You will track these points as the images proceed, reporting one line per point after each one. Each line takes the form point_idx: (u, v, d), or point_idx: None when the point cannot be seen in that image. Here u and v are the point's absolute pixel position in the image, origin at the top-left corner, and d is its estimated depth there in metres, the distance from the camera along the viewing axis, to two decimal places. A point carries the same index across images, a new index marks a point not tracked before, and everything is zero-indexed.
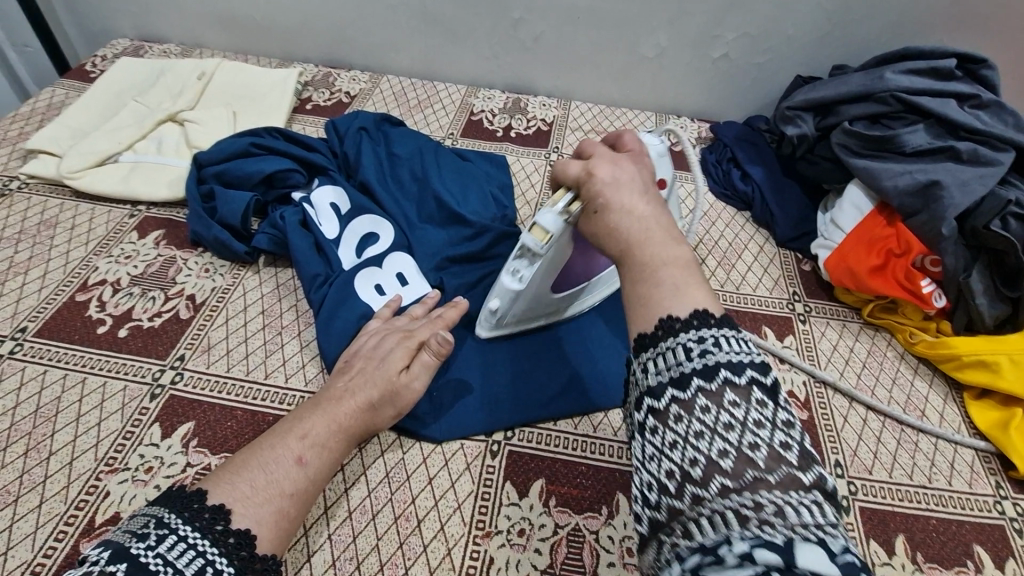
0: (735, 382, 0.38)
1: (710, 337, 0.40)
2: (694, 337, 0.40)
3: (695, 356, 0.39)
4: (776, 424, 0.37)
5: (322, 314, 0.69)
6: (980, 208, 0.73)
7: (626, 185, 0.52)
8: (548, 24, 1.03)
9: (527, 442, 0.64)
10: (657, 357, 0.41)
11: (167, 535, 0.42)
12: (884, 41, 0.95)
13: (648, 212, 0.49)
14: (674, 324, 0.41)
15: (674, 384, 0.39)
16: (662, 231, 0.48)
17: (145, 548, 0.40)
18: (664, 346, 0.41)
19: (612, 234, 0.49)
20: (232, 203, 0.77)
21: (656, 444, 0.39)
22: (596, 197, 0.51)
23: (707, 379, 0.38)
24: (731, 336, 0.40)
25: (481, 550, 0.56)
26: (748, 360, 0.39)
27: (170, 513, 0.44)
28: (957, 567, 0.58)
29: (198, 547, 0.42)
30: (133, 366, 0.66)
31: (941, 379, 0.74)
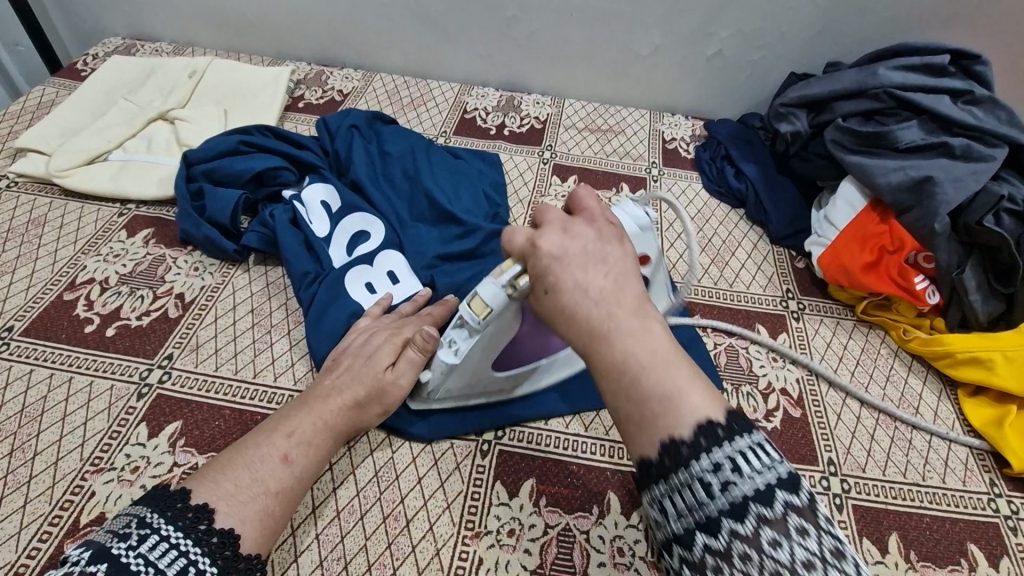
0: (769, 516, 0.34)
1: (726, 461, 0.36)
2: (708, 468, 0.36)
3: (718, 493, 0.35)
4: (824, 556, 0.33)
5: (311, 313, 0.69)
6: (973, 204, 0.72)
7: (577, 257, 0.44)
8: (542, 21, 1.03)
9: (517, 441, 0.63)
10: (674, 495, 0.37)
11: (149, 535, 0.41)
12: (879, 38, 0.95)
13: (603, 293, 0.42)
14: (680, 450, 0.37)
15: (702, 530, 0.35)
16: (622, 319, 0.41)
17: (126, 548, 0.40)
18: (678, 481, 0.37)
19: (570, 318, 0.43)
20: (222, 201, 0.76)
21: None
22: (544, 274, 0.45)
23: (739, 521, 0.34)
24: (747, 453, 0.36)
25: (470, 550, 0.55)
26: (774, 480, 0.35)
27: (153, 513, 0.43)
28: (950, 565, 0.58)
29: (181, 547, 0.41)
30: (121, 365, 0.65)
31: (935, 376, 0.73)
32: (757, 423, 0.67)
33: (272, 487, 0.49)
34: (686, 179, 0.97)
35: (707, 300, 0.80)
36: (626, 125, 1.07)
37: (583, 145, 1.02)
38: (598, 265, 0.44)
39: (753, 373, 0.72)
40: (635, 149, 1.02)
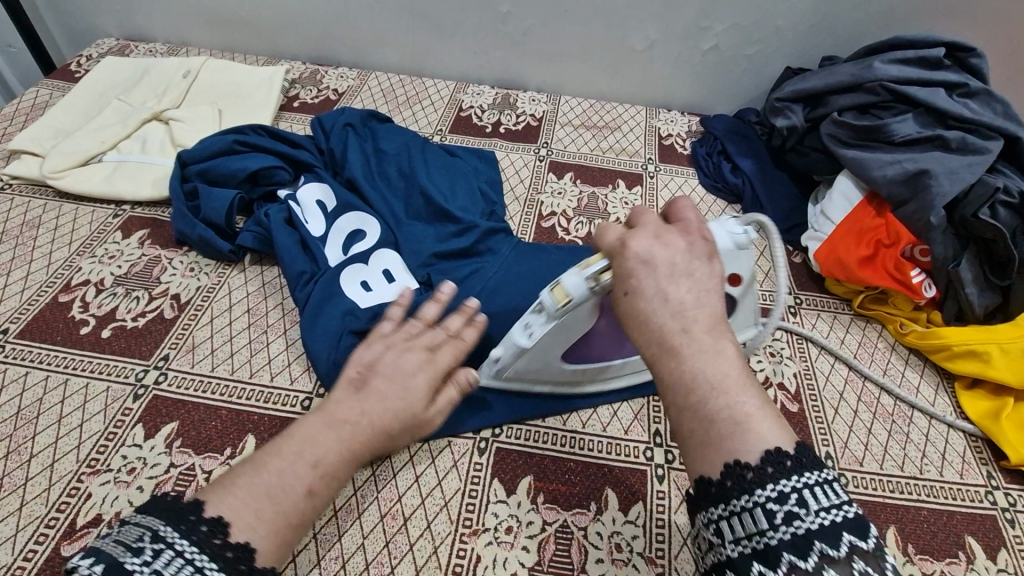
0: (834, 555, 0.34)
1: (791, 493, 0.36)
2: (773, 497, 0.36)
3: (781, 524, 0.35)
4: None
5: (307, 312, 0.69)
6: (968, 196, 0.72)
7: (665, 265, 0.45)
8: (536, 18, 1.02)
9: (515, 439, 0.63)
10: (732, 519, 0.37)
11: (162, 552, 0.39)
12: (873, 32, 0.95)
13: (686, 307, 0.43)
14: (744, 473, 0.37)
15: (761, 559, 0.35)
16: (699, 333, 0.42)
17: (140, 564, 0.37)
18: (738, 506, 0.37)
19: (643, 325, 0.44)
20: (216, 201, 0.76)
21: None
22: (627, 277, 0.46)
23: (801, 556, 0.34)
24: (816, 489, 0.36)
25: (467, 548, 0.55)
26: (840, 519, 0.35)
27: (166, 528, 0.40)
28: (948, 558, 0.58)
29: (197, 563, 0.39)
30: (117, 366, 0.65)
31: (932, 369, 0.73)
32: None
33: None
34: (683, 174, 0.97)
35: None
36: (622, 122, 1.07)
37: (579, 142, 1.01)
38: (683, 274, 0.45)
39: (750, 368, 0.72)
40: (631, 146, 1.01)
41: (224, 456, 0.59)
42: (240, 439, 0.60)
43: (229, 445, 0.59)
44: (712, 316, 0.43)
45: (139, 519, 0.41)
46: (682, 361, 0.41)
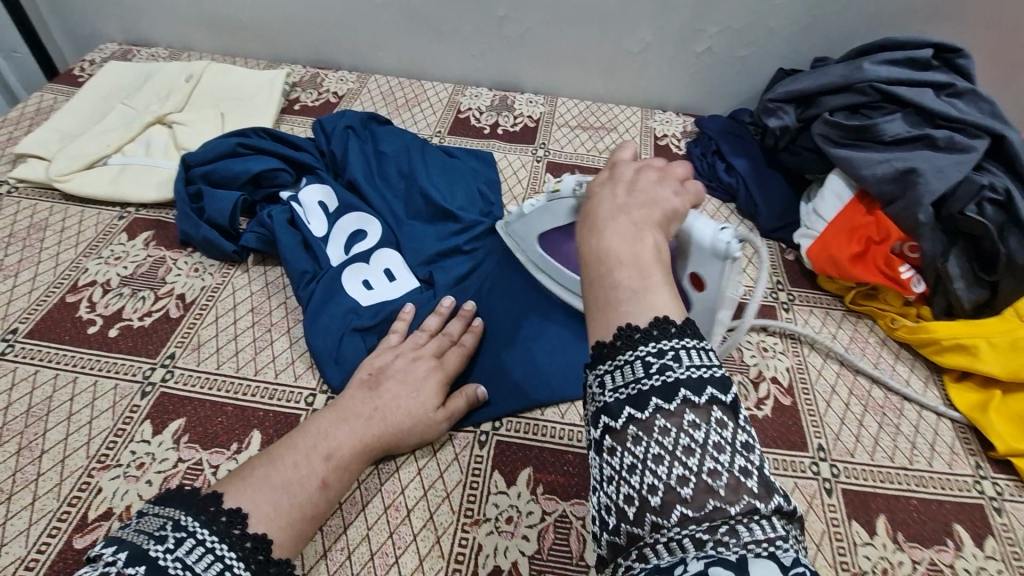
0: (696, 401, 0.36)
1: (670, 349, 0.37)
2: (653, 351, 0.37)
3: (654, 373, 0.37)
4: (736, 448, 0.36)
5: (310, 311, 0.70)
6: (956, 193, 0.74)
7: (627, 182, 0.52)
8: (533, 21, 1.04)
9: (514, 432, 0.65)
10: (614, 371, 0.38)
11: (187, 539, 0.43)
12: (864, 33, 0.96)
13: (629, 209, 0.48)
14: (633, 335, 0.38)
15: (633, 402, 0.37)
16: (627, 225, 0.46)
17: (164, 551, 0.41)
18: (622, 359, 0.38)
19: (585, 216, 0.50)
20: (220, 203, 0.77)
21: (614, 466, 0.36)
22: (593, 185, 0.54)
23: (667, 399, 0.36)
24: (692, 349, 0.38)
25: (469, 537, 0.57)
26: (708, 375, 0.37)
27: (187, 516, 0.44)
28: (937, 545, 0.59)
29: (216, 551, 0.43)
30: (125, 364, 0.66)
31: (922, 363, 0.75)
32: (748, 410, 0.69)
33: (277, 476, 0.51)
34: None
35: None
36: (618, 122, 1.08)
37: (576, 143, 1.03)
38: (638, 189, 0.50)
39: (743, 362, 0.73)
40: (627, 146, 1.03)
41: (230, 450, 0.60)
42: (246, 434, 0.62)
43: (235, 440, 0.61)
44: (651, 221, 0.47)
45: (157, 513, 0.45)
46: (603, 239, 0.45)
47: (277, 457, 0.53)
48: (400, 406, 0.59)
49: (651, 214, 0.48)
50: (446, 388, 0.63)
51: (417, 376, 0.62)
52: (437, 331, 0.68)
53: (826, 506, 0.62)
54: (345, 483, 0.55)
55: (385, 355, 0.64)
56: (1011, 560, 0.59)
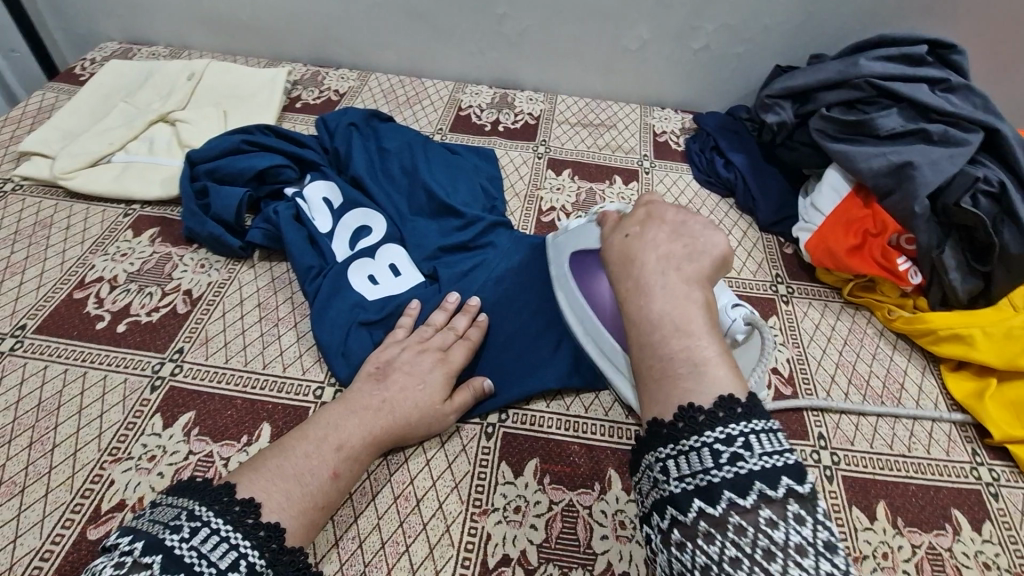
0: (769, 495, 0.39)
1: (737, 438, 0.41)
2: (722, 442, 0.41)
3: (725, 465, 0.40)
4: (816, 547, 0.37)
5: (317, 305, 0.71)
6: (950, 185, 0.75)
7: (667, 236, 0.56)
8: (532, 19, 1.05)
9: (520, 423, 0.66)
10: (685, 461, 0.42)
11: (201, 529, 0.43)
12: (858, 31, 0.98)
13: (673, 271, 0.53)
14: (696, 417, 0.43)
15: (702, 496, 0.40)
16: (677, 288, 0.51)
17: (179, 541, 0.42)
18: (691, 448, 0.42)
19: (632, 272, 0.55)
20: (226, 199, 0.78)
21: (685, 562, 0.40)
22: (633, 234, 0.58)
23: (739, 494, 0.39)
24: (761, 438, 0.41)
25: (478, 527, 0.57)
26: (779, 465, 0.40)
27: (201, 506, 0.45)
28: (935, 530, 0.61)
29: (231, 539, 0.44)
30: (134, 359, 0.67)
31: (919, 353, 0.77)
32: None
33: (289, 466, 0.52)
34: (678, 170, 1.00)
35: None
36: (617, 120, 1.09)
37: (576, 139, 1.04)
38: (686, 242, 0.55)
39: None
40: (627, 143, 1.04)
41: (240, 443, 0.61)
42: (256, 427, 0.62)
43: (246, 433, 0.62)
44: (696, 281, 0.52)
45: (172, 501, 0.46)
46: (655, 302, 0.51)
47: (288, 448, 0.54)
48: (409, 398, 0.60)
49: (698, 270, 0.53)
50: (452, 381, 0.64)
51: (423, 369, 0.62)
52: (443, 326, 0.68)
53: (827, 492, 0.63)
54: (356, 473, 0.56)
55: (392, 349, 0.65)
56: (1007, 544, 0.60)
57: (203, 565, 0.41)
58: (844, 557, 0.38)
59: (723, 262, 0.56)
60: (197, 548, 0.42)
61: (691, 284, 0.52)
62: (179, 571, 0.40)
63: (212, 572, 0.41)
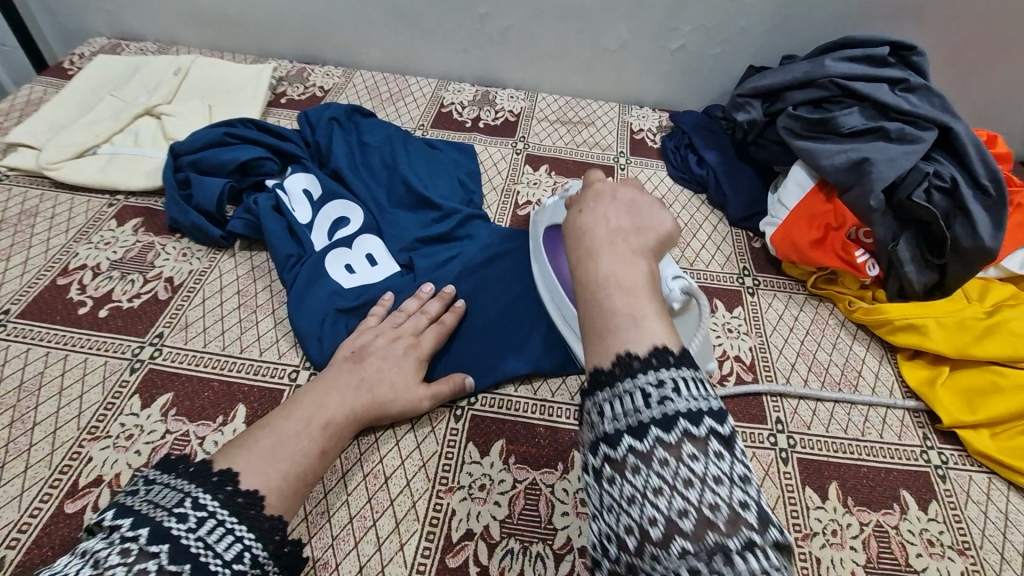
0: (694, 433, 0.38)
1: (668, 379, 0.40)
2: (651, 382, 0.40)
3: (653, 404, 0.39)
4: (733, 480, 0.37)
5: (294, 292, 0.73)
6: (905, 181, 0.78)
7: (619, 204, 0.56)
8: (514, 18, 1.08)
9: (488, 407, 0.68)
10: (614, 400, 0.40)
11: (208, 519, 0.43)
12: (829, 32, 1.01)
13: (621, 234, 0.52)
14: (631, 362, 0.41)
15: (631, 433, 0.39)
16: (623, 249, 0.51)
17: (186, 531, 0.42)
18: (622, 388, 0.40)
19: (581, 233, 0.54)
20: (208, 189, 0.80)
21: (614, 496, 0.39)
22: (583, 202, 0.58)
23: (666, 430, 0.38)
24: (689, 380, 0.40)
25: (443, 503, 0.60)
26: (704, 406, 0.39)
27: (205, 495, 0.45)
28: (883, 508, 0.63)
29: (235, 532, 0.44)
30: (114, 343, 0.69)
31: (877, 342, 0.79)
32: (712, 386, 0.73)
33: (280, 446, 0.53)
34: (653, 167, 1.03)
35: None
36: (596, 118, 1.12)
37: (555, 136, 1.07)
38: (636, 215, 0.55)
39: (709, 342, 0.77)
40: (604, 140, 1.07)
41: (216, 423, 0.63)
42: (231, 407, 0.64)
43: (222, 413, 0.64)
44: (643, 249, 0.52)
45: (172, 485, 0.46)
46: (599, 262, 0.49)
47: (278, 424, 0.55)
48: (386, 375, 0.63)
49: (645, 242, 0.53)
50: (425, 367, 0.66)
51: (395, 355, 0.65)
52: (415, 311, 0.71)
53: (781, 473, 0.65)
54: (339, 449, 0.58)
55: (366, 334, 0.67)
56: (952, 522, 0.63)
57: (211, 556, 0.41)
58: (758, 489, 0.38)
59: (669, 237, 0.55)
60: (203, 539, 0.42)
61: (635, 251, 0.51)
62: (188, 562, 0.40)
63: (219, 563, 0.41)
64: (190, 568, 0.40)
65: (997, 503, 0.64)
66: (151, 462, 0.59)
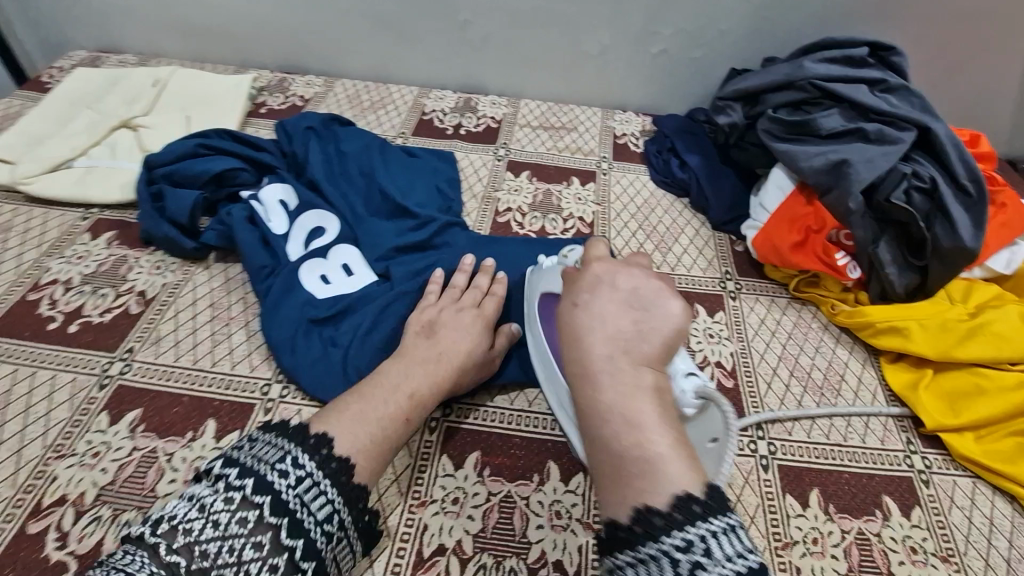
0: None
1: (697, 541, 0.38)
2: (677, 545, 0.39)
3: (684, 573, 0.38)
4: None
5: (267, 303, 0.73)
6: (884, 181, 0.77)
7: (619, 296, 0.50)
8: (494, 25, 1.07)
9: (465, 417, 0.67)
10: (641, 565, 0.40)
11: (306, 479, 0.46)
12: (809, 34, 1.00)
13: (619, 342, 0.47)
14: (652, 520, 0.40)
15: None
16: (623, 364, 0.46)
17: (286, 488, 0.45)
18: (646, 553, 0.40)
19: (575, 340, 0.49)
20: (181, 201, 0.79)
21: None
22: (579, 293, 0.51)
23: None
24: (721, 538, 0.38)
25: (415, 518, 0.59)
26: (742, 569, 0.37)
27: (303, 455, 0.47)
28: (866, 515, 0.62)
29: (327, 495, 0.47)
30: (84, 358, 0.68)
31: (861, 346, 0.78)
32: None
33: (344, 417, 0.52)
34: (635, 172, 1.02)
35: None
36: (578, 123, 1.12)
37: (536, 142, 1.06)
38: (638, 315, 0.48)
39: (689, 349, 0.76)
40: (586, 145, 1.06)
41: (185, 438, 0.62)
42: (201, 423, 0.63)
43: (191, 428, 0.63)
44: (647, 359, 0.47)
45: (274, 441, 0.48)
46: (599, 390, 0.46)
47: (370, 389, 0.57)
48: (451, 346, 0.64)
49: (647, 351, 0.47)
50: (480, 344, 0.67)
51: None
52: (467, 286, 0.73)
53: (762, 481, 0.64)
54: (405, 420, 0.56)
55: (430, 309, 0.69)
56: (935, 529, 0.61)
57: (305, 514, 0.45)
58: None
59: (679, 332, 0.48)
60: (300, 496, 0.46)
61: (636, 362, 0.47)
62: (286, 517, 0.44)
63: (312, 523, 0.45)
64: (288, 522, 0.44)
65: (981, 508, 0.63)
66: (117, 480, 0.58)
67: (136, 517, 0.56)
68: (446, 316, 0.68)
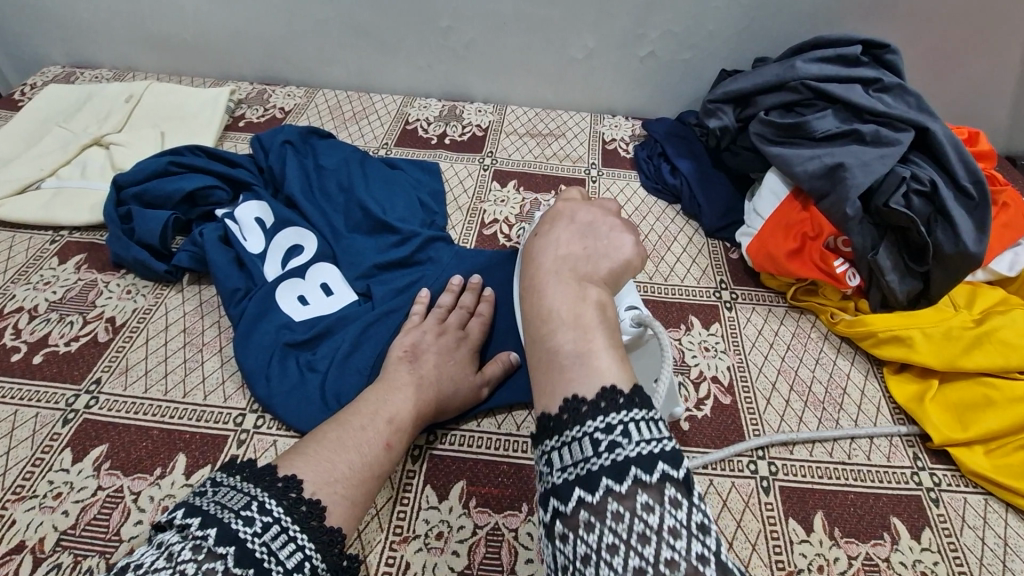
0: (646, 480, 0.35)
1: (617, 424, 0.37)
2: (601, 428, 0.37)
3: (603, 451, 0.36)
4: (692, 531, 0.34)
5: (241, 328, 0.69)
6: (881, 186, 0.75)
7: (580, 227, 0.57)
8: (476, 32, 1.04)
9: (450, 444, 0.64)
10: (564, 449, 0.38)
11: (273, 525, 0.40)
12: (801, 32, 0.97)
13: (572, 260, 0.52)
14: (579, 407, 0.39)
15: (582, 484, 0.36)
16: (571, 278, 0.50)
17: (252, 535, 0.38)
18: (571, 437, 0.38)
19: (534, 262, 0.55)
20: (150, 222, 0.76)
21: (567, 556, 0.35)
22: (547, 227, 0.58)
23: (617, 479, 0.35)
24: (642, 423, 0.37)
25: (397, 556, 0.55)
26: (657, 451, 0.36)
27: (272, 501, 0.42)
28: (873, 540, 0.59)
29: (298, 541, 0.40)
30: (48, 393, 0.65)
31: (863, 356, 0.75)
32: (688, 411, 0.68)
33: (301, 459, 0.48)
34: (626, 178, 0.99)
35: (643, 293, 0.81)
36: (566, 129, 1.09)
37: (523, 150, 1.03)
38: (590, 244, 0.54)
39: (684, 364, 0.73)
40: (575, 152, 1.03)
41: (153, 476, 0.59)
42: (170, 458, 0.60)
43: (159, 465, 0.59)
44: (596, 276, 0.51)
45: (239, 487, 0.42)
46: (545, 296, 0.49)
47: (345, 421, 0.53)
48: (435, 373, 0.61)
49: (594, 271, 0.51)
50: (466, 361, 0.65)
51: None
52: (453, 306, 0.70)
53: (763, 504, 0.61)
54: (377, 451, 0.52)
55: (413, 333, 0.65)
56: (947, 552, 0.58)
57: (274, 563, 0.38)
58: (718, 539, 0.35)
59: (631, 263, 0.54)
60: (266, 544, 0.39)
61: (583, 280, 0.50)
62: (252, 566, 0.36)
63: (282, 571, 0.37)
64: (254, 572, 0.36)
65: (995, 527, 0.60)
66: (79, 523, 0.55)
67: (98, 563, 0.52)
68: (428, 338, 0.64)
